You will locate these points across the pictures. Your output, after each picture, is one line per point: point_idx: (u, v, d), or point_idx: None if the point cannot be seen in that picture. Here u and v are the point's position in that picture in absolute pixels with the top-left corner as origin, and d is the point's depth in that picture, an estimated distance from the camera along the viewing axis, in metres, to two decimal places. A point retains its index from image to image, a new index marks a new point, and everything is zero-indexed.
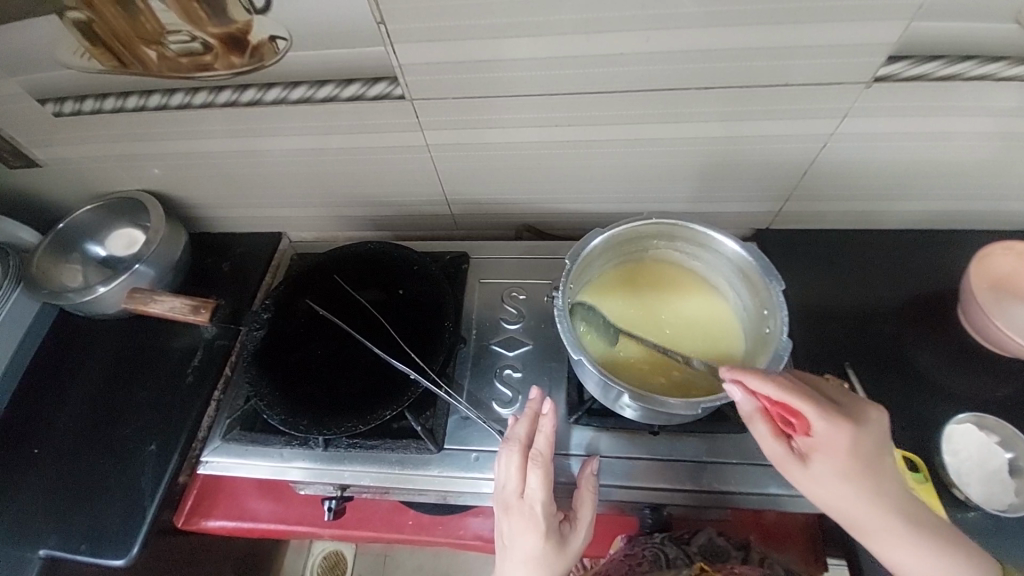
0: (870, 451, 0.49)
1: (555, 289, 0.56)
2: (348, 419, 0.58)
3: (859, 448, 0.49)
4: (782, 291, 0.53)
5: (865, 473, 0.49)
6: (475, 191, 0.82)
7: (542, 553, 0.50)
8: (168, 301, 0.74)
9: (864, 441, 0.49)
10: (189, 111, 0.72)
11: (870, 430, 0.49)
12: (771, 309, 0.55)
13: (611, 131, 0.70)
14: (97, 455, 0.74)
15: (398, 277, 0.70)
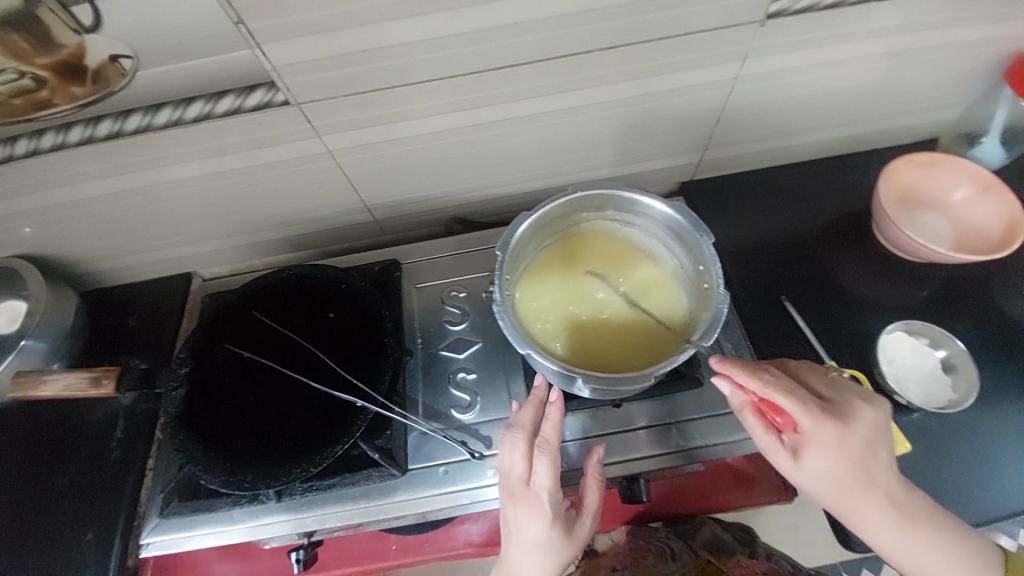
0: (865, 451, 0.48)
1: (491, 284, 0.54)
2: (298, 463, 0.53)
3: (852, 446, 0.47)
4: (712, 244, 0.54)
5: (857, 476, 0.48)
6: (394, 192, 0.77)
7: (547, 539, 0.51)
8: (67, 374, 0.65)
9: (860, 442, 0.47)
10: (40, 158, 0.62)
11: (868, 429, 0.48)
12: (706, 263, 0.55)
13: (521, 107, 0.67)
14: (21, 562, 0.65)
15: (326, 299, 0.65)
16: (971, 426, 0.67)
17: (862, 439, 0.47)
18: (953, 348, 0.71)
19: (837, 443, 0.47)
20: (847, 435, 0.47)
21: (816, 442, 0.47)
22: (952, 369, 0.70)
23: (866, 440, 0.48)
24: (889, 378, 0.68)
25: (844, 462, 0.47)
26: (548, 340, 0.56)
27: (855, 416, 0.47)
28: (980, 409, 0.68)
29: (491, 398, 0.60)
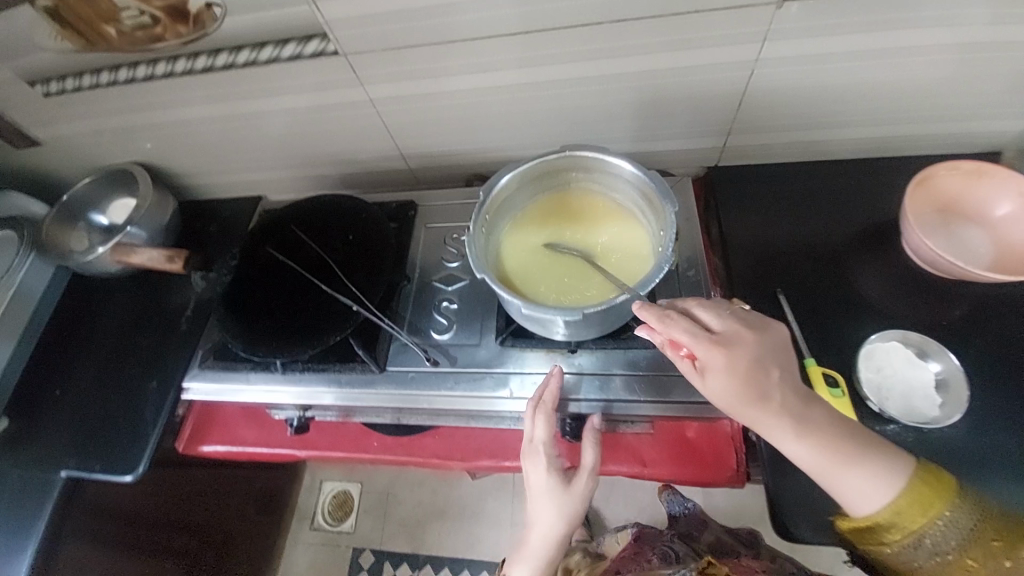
0: (756, 367, 0.52)
1: (471, 222, 0.62)
2: (300, 345, 0.66)
3: (744, 362, 0.51)
4: (675, 211, 0.56)
5: (751, 389, 0.51)
6: (426, 143, 0.86)
7: (549, 486, 0.61)
8: (148, 250, 0.84)
9: (748, 358, 0.52)
10: (157, 82, 0.79)
11: (756, 349, 0.52)
12: (667, 230, 0.58)
13: (540, 72, 0.72)
14: (108, 394, 0.87)
15: (349, 225, 0.76)
16: (955, 447, 0.63)
17: (750, 357, 0.52)
18: (948, 363, 0.67)
19: (723, 358, 0.51)
20: (735, 351, 0.52)
21: (708, 358, 0.52)
22: (942, 384, 0.66)
23: (753, 355, 0.52)
24: (866, 384, 0.67)
25: (735, 375, 0.51)
26: (506, 272, 0.63)
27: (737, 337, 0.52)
28: (972, 432, 0.64)
29: (466, 326, 0.69)
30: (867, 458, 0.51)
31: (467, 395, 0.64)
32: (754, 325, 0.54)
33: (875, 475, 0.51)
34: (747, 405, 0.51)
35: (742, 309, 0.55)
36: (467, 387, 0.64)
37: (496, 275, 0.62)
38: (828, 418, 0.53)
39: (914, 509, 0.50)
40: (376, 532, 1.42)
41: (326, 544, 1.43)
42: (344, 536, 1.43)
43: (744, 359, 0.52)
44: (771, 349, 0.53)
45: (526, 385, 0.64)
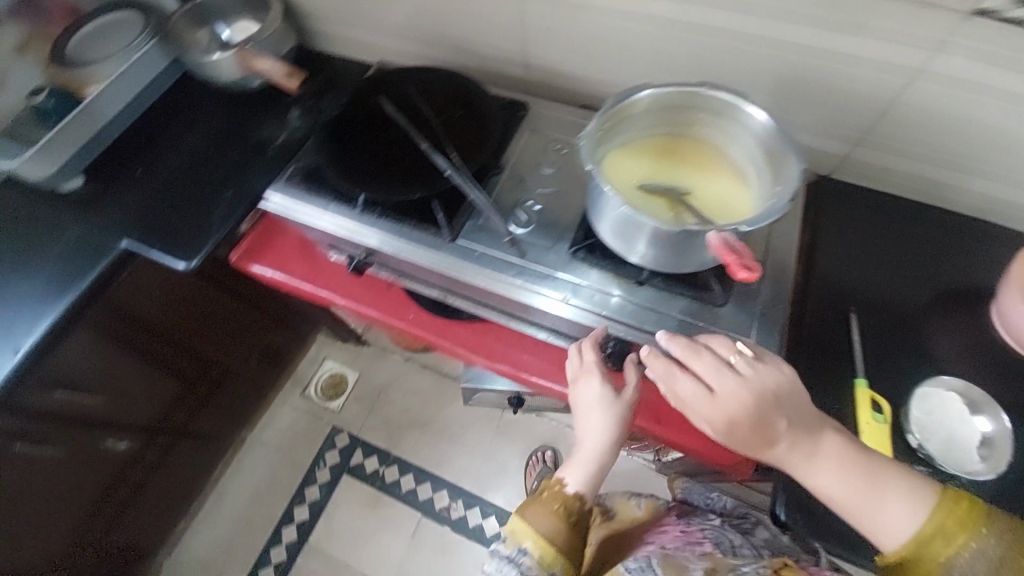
0: (759, 417, 0.54)
1: (592, 121, 0.60)
2: (387, 191, 0.67)
3: (739, 416, 0.54)
4: (801, 169, 0.54)
5: (750, 437, 0.54)
6: (553, 55, 0.85)
7: (601, 399, 0.62)
8: (272, 62, 0.90)
9: (745, 408, 0.54)
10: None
11: (753, 406, 0.54)
12: (784, 184, 0.55)
13: (699, 13, 0.71)
14: (185, 190, 0.90)
15: (461, 101, 0.75)
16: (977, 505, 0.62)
17: (749, 411, 0.54)
18: (998, 423, 0.66)
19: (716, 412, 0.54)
20: (727, 399, 0.54)
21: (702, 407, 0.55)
22: (988, 442, 0.66)
23: (751, 402, 0.54)
24: (915, 420, 0.66)
25: (729, 422, 0.54)
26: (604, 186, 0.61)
27: (736, 391, 0.54)
28: (998, 496, 0.63)
29: (544, 229, 0.69)
30: (890, 488, 0.53)
31: (528, 290, 0.65)
32: (756, 380, 0.54)
33: (894, 502, 0.52)
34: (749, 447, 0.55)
35: (745, 361, 0.55)
36: (529, 281, 0.65)
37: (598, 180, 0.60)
38: (845, 444, 0.55)
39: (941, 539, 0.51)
40: (359, 420, 1.47)
41: (310, 415, 1.48)
42: (328, 413, 1.48)
43: (739, 406, 0.54)
44: (775, 401, 0.54)
45: (584, 299, 0.64)
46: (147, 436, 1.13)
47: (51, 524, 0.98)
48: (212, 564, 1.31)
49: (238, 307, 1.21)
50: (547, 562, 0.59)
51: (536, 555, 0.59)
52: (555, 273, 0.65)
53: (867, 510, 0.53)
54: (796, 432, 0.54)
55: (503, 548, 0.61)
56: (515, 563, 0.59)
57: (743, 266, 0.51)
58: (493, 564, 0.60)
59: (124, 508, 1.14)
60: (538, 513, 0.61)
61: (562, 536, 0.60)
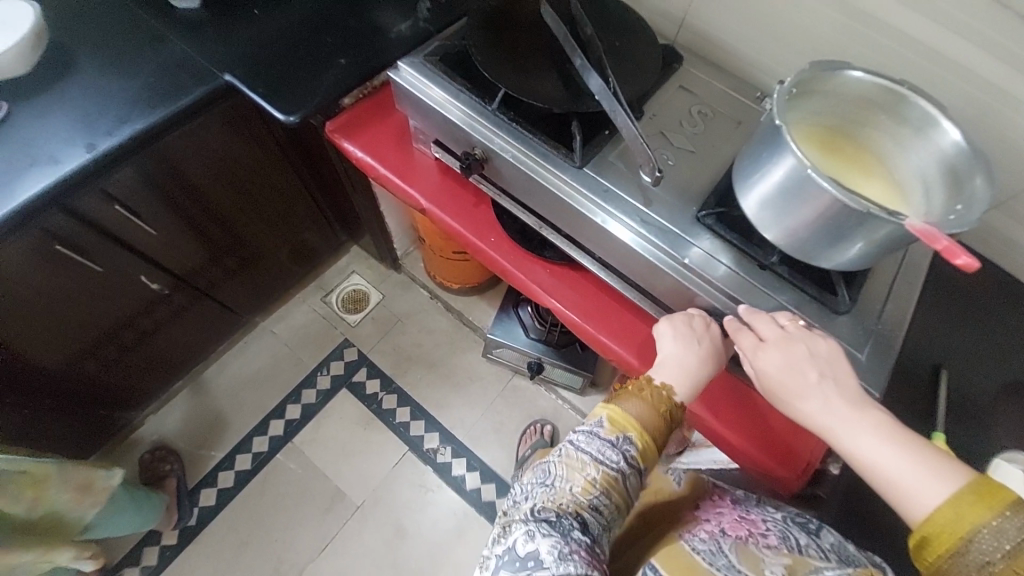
0: (792, 366, 0.51)
1: (789, 78, 0.55)
2: (531, 93, 0.63)
3: (777, 364, 0.52)
4: (990, 193, 0.50)
5: (780, 385, 0.52)
6: (716, 19, 0.80)
7: (697, 342, 0.57)
8: None
9: (779, 357, 0.52)
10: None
11: (792, 356, 0.52)
12: (969, 205, 0.50)
13: (900, 14, 0.65)
14: (299, 44, 0.86)
15: (620, 34, 0.71)
16: None
17: (788, 360, 0.52)
18: None
19: (761, 360, 0.53)
20: (766, 349, 0.53)
21: (751, 355, 0.54)
22: None
23: (791, 356, 0.52)
24: None
25: (764, 376, 0.53)
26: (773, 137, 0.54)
27: (777, 339, 0.53)
28: None
29: (673, 185, 0.64)
30: (915, 455, 0.43)
31: (642, 240, 0.62)
32: (796, 335, 0.53)
33: (927, 470, 0.42)
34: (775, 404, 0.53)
35: (798, 322, 0.54)
36: (647, 230, 0.61)
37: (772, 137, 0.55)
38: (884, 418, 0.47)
39: (966, 504, 0.38)
40: (372, 340, 1.42)
41: (326, 321, 1.43)
42: (343, 324, 1.43)
43: (780, 359, 0.52)
44: (811, 353, 0.52)
45: (698, 264, 0.60)
46: (175, 288, 1.09)
47: (65, 337, 0.96)
48: (194, 433, 1.30)
49: (294, 186, 1.16)
50: (647, 456, 0.53)
51: (639, 447, 0.52)
52: (678, 231, 0.61)
53: (898, 468, 0.43)
54: (833, 393, 0.49)
55: (601, 430, 0.53)
56: (618, 449, 0.52)
57: (963, 250, 0.42)
58: (589, 443, 0.52)
59: (128, 352, 1.11)
60: (643, 409, 0.54)
61: (660, 436, 0.54)
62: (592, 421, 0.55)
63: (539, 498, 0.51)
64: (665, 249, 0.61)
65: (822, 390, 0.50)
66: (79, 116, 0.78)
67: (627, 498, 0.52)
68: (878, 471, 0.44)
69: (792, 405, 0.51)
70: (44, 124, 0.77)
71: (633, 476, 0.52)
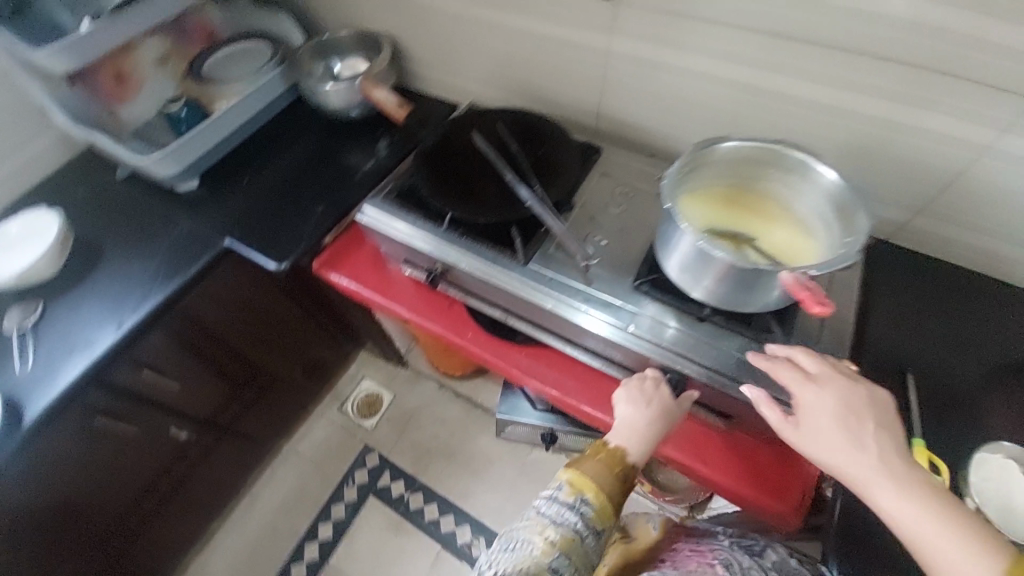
0: (848, 412, 0.55)
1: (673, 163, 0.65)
2: (470, 211, 0.74)
3: (835, 408, 0.55)
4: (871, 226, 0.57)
5: (833, 426, 0.55)
6: (625, 107, 0.92)
7: (639, 404, 0.64)
8: (387, 93, 1.01)
9: (823, 393, 0.57)
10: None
11: (839, 399, 0.56)
12: (856, 236, 0.58)
13: (775, 81, 0.76)
14: (282, 200, 1.00)
15: (541, 143, 0.83)
16: None
17: (839, 404, 0.55)
18: None
19: (812, 401, 0.56)
20: (811, 387, 0.57)
21: (801, 395, 0.57)
22: None
23: (838, 404, 0.56)
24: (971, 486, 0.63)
25: (814, 413, 0.56)
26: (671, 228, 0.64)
27: (829, 384, 0.57)
28: None
29: (610, 261, 0.73)
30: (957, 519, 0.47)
31: (591, 315, 0.69)
32: (844, 380, 0.58)
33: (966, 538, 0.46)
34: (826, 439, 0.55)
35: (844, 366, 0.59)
36: (593, 306, 0.69)
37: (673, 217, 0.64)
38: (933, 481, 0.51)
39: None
40: (390, 441, 1.47)
41: (345, 430, 1.49)
42: (362, 430, 1.49)
43: (822, 401, 0.56)
44: (864, 402, 0.56)
45: (643, 329, 0.67)
46: (201, 431, 1.18)
47: (107, 500, 1.04)
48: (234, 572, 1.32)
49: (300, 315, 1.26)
50: (602, 515, 0.60)
51: (594, 506, 0.60)
52: (618, 301, 0.69)
53: (934, 537, 0.47)
54: (885, 442, 0.53)
55: (562, 493, 0.60)
56: (575, 510, 0.59)
57: (818, 300, 0.53)
58: (550, 506, 0.59)
59: (166, 500, 1.17)
60: (598, 470, 0.62)
61: (616, 493, 0.62)
62: (554, 484, 0.62)
63: (504, 563, 0.56)
64: (612, 320, 0.68)
65: (872, 443, 0.53)
66: (110, 303, 0.91)
67: (586, 557, 0.58)
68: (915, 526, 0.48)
69: (844, 450, 0.53)
70: (79, 316, 0.90)
71: (590, 535, 0.59)
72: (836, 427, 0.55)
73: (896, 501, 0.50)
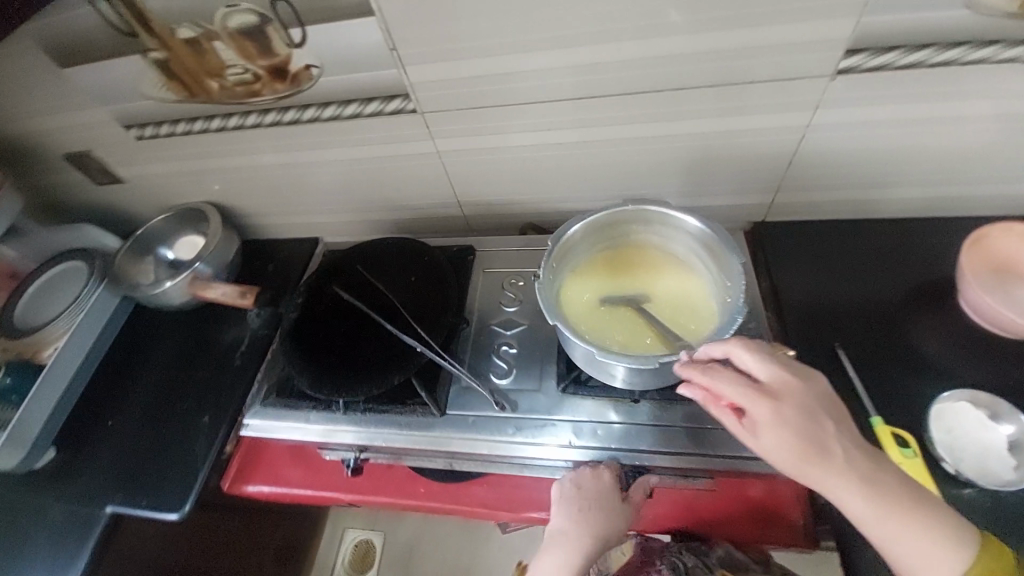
0: (810, 420, 0.53)
1: (538, 268, 0.65)
2: (361, 386, 0.67)
3: (797, 420, 0.52)
4: (741, 262, 0.60)
5: (802, 438, 0.52)
6: (481, 192, 0.89)
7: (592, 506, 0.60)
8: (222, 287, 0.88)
9: (795, 411, 0.52)
10: (231, 132, 0.83)
11: (794, 407, 0.53)
12: (734, 281, 0.62)
13: (603, 131, 0.76)
14: (160, 428, 0.87)
15: (410, 269, 0.79)
16: None
17: (797, 413, 0.52)
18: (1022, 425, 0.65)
19: (768, 416, 0.52)
20: (777, 397, 0.53)
21: (755, 411, 0.53)
22: (1018, 447, 0.64)
23: (799, 414, 0.52)
24: (940, 444, 0.65)
25: (787, 427, 0.52)
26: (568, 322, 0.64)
27: (782, 394, 0.53)
28: None
29: (525, 370, 0.70)
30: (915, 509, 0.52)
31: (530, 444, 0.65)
32: (796, 383, 0.54)
33: (920, 530, 0.52)
34: (806, 463, 0.52)
35: (783, 361, 0.56)
36: (528, 433, 0.64)
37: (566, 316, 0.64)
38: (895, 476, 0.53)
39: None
40: None
41: None
42: None
43: (779, 413, 0.52)
44: (822, 402, 0.54)
45: (588, 437, 0.64)
46: None
47: None
48: None
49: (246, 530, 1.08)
50: None
51: None
52: (548, 416, 0.65)
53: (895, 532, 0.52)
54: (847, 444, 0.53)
55: None
56: None
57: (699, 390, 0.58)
58: None
59: None
60: None
61: None
62: None
63: None
64: (552, 441, 0.64)
65: (840, 447, 0.53)
66: None
67: None
68: (879, 525, 0.52)
69: (817, 464, 0.52)
70: None
71: None
72: (802, 442, 0.52)
73: (880, 516, 0.52)
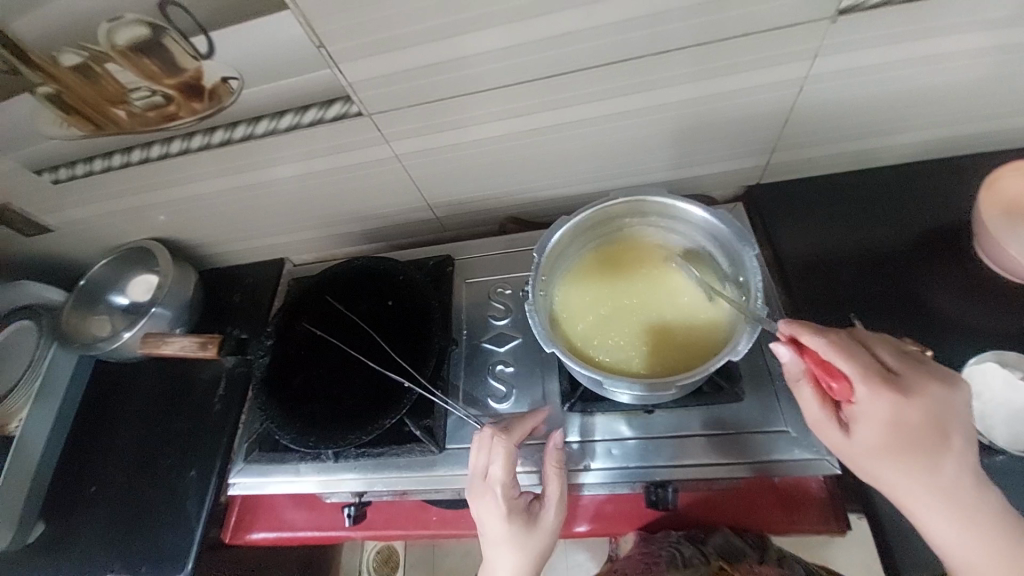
0: (921, 425, 0.47)
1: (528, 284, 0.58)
2: (352, 431, 0.62)
3: (912, 420, 0.47)
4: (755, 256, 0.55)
5: (903, 441, 0.47)
6: (451, 191, 0.81)
7: (502, 530, 0.54)
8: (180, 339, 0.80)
9: (911, 415, 0.47)
10: (157, 162, 0.73)
11: (916, 409, 0.47)
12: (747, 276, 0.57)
13: (576, 111, 0.67)
14: (146, 486, 0.81)
15: (386, 292, 0.73)
16: None
17: (913, 416, 0.47)
18: None
19: (879, 410, 0.48)
20: (900, 395, 0.47)
21: (864, 403, 0.48)
22: None
23: (913, 418, 0.47)
24: None
25: (895, 427, 0.47)
26: (570, 338, 0.58)
27: (907, 392, 0.47)
28: None
29: (525, 390, 0.66)
30: (989, 526, 0.48)
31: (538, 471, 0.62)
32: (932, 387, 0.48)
33: (989, 546, 0.48)
34: (894, 461, 0.48)
35: (928, 365, 0.50)
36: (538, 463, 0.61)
37: (563, 331, 0.59)
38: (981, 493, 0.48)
39: None
40: None
41: None
42: None
43: (891, 411, 0.48)
44: (951, 412, 0.48)
45: (604, 457, 0.61)
46: None
47: None
48: None
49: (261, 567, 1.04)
50: None
51: None
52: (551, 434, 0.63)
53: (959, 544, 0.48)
54: (952, 455, 0.48)
55: None
56: None
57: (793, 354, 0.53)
58: None
59: None
60: None
61: None
62: None
63: None
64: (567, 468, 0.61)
65: (943, 457, 0.48)
66: None
67: None
68: (943, 536, 0.49)
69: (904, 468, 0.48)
70: None
71: None
72: (902, 443, 0.47)
73: (949, 527, 0.48)
